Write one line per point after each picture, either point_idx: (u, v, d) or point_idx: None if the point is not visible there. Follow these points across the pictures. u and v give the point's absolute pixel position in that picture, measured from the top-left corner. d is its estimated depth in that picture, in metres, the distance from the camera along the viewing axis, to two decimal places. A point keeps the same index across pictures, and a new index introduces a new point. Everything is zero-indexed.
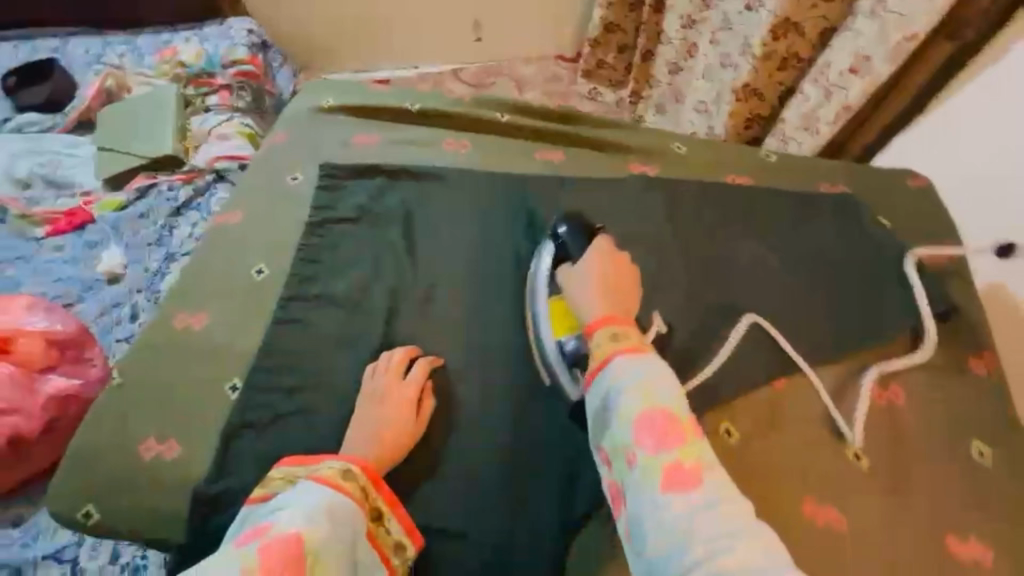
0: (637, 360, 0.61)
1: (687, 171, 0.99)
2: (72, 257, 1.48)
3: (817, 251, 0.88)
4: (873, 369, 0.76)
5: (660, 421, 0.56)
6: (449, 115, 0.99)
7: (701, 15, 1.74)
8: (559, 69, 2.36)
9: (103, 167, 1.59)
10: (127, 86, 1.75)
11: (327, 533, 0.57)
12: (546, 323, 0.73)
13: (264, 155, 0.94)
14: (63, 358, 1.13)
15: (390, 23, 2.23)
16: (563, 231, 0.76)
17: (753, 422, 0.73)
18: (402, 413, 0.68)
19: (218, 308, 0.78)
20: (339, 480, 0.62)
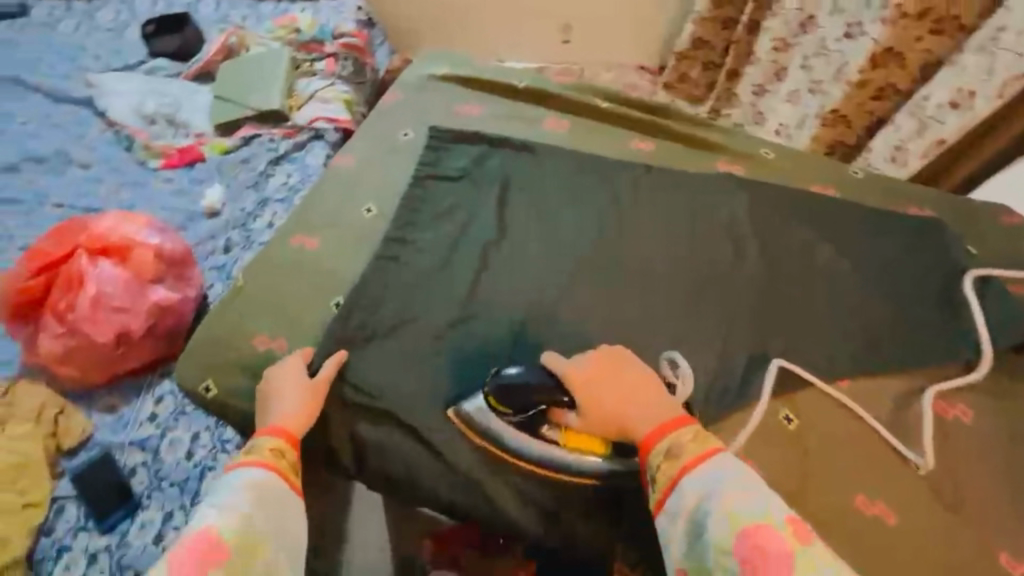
0: (698, 472, 0.65)
1: (772, 176, 1.05)
2: (179, 189, 1.62)
3: (877, 273, 0.93)
4: (932, 389, 0.82)
5: (756, 541, 0.59)
6: (552, 96, 1.09)
7: (796, 40, 1.73)
8: (639, 79, 2.38)
9: (218, 114, 1.74)
10: (247, 45, 1.92)
11: (236, 510, 0.62)
12: (579, 458, 0.74)
13: (382, 110, 1.07)
14: (169, 273, 1.26)
15: (489, 15, 2.33)
16: (509, 376, 0.75)
17: (814, 412, 0.80)
18: (297, 382, 0.76)
19: (332, 241, 0.91)
20: (244, 459, 0.68)
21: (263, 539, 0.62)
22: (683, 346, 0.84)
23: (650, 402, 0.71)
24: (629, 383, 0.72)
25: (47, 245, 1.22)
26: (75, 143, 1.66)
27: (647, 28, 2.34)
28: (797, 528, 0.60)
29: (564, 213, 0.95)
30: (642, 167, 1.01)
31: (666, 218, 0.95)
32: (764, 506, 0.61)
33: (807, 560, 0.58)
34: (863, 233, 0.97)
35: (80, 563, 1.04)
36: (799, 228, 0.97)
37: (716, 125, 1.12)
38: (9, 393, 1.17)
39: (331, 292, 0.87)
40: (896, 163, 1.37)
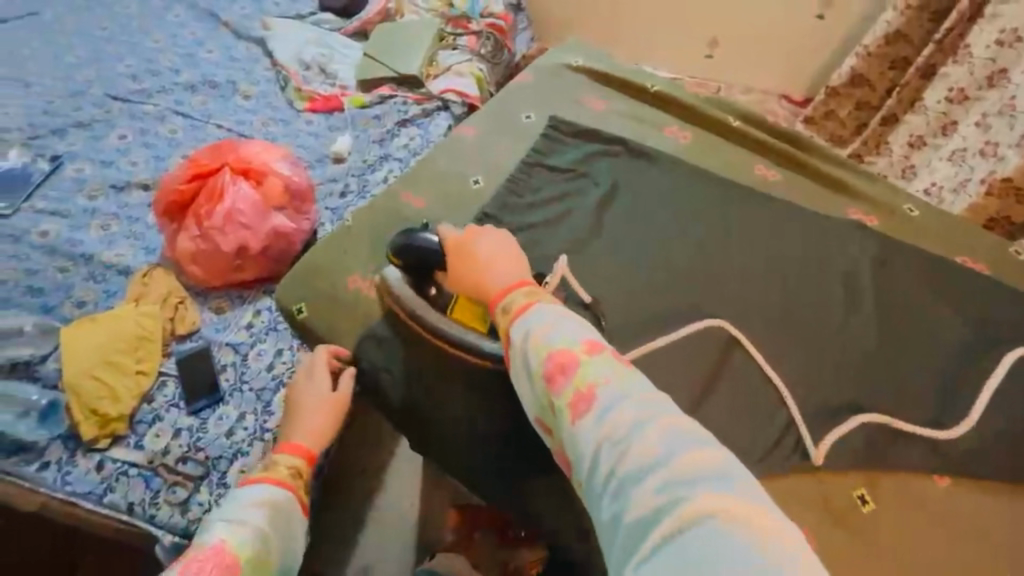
0: (523, 314, 0.67)
1: (910, 235, 0.94)
2: (316, 131, 1.78)
3: (1008, 374, 0.82)
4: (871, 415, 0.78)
5: (554, 360, 0.62)
6: (683, 106, 1.06)
7: (978, 94, 1.58)
8: (780, 108, 2.25)
9: (364, 71, 1.87)
10: (402, 12, 2.04)
11: (251, 526, 0.71)
12: (464, 330, 0.82)
13: (510, 90, 1.09)
14: (291, 204, 1.40)
15: (637, 18, 2.30)
16: (414, 240, 0.83)
17: (895, 499, 0.74)
18: (329, 405, 0.85)
19: (435, 204, 0.96)
20: (263, 477, 0.78)
21: (274, 552, 0.71)
22: (764, 393, 0.79)
23: (497, 272, 0.73)
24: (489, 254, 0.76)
25: (203, 157, 1.39)
26: (243, 75, 1.87)
27: (803, 55, 2.19)
28: (592, 343, 0.63)
29: (670, 229, 0.92)
30: (763, 200, 0.95)
31: (778, 255, 0.90)
32: (567, 333, 0.64)
33: (594, 371, 0.61)
34: (1005, 325, 0.86)
35: (167, 434, 1.19)
36: (924, 299, 0.87)
37: (857, 167, 1.02)
38: (148, 276, 1.37)
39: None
40: None
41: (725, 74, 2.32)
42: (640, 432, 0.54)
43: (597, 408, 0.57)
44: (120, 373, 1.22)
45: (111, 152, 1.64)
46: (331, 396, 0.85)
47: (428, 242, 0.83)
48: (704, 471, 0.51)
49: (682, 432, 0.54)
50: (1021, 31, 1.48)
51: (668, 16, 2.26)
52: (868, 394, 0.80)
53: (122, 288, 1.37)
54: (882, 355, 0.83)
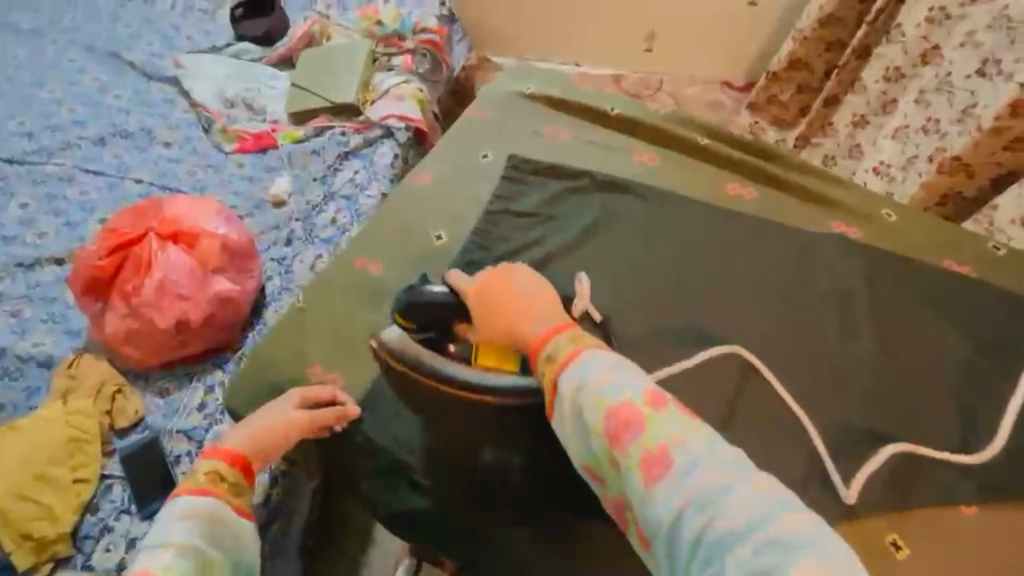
0: (572, 365, 0.67)
1: (890, 246, 0.94)
2: (249, 175, 1.64)
3: (991, 375, 0.85)
4: (899, 444, 0.79)
5: (618, 417, 0.62)
6: (646, 127, 1.00)
7: (915, 72, 1.61)
8: (722, 97, 2.27)
9: (294, 103, 1.74)
10: (328, 34, 1.91)
11: (184, 541, 0.61)
12: (496, 377, 0.79)
13: (460, 126, 1.01)
14: (232, 265, 1.27)
15: (572, 20, 2.26)
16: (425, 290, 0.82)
17: (929, 540, 0.74)
18: (291, 422, 0.77)
19: (396, 270, 0.90)
20: (195, 484, 0.67)
21: (216, 566, 0.62)
22: (768, 428, 0.78)
23: (530, 316, 0.72)
24: (516, 293, 0.75)
25: (124, 225, 1.25)
26: (159, 120, 1.70)
27: (739, 44, 2.21)
28: (654, 397, 0.63)
29: (653, 265, 0.88)
30: (735, 222, 0.93)
31: (760, 278, 0.88)
32: (624, 383, 0.64)
33: (661, 426, 0.61)
34: (976, 328, 0.88)
35: (120, 547, 1.05)
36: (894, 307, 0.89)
37: (829, 175, 1.00)
38: (75, 365, 1.21)
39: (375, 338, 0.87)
40: None
41: (666, 68, 2.32)
42: (723, 497, 0.55)
43: (672, 468, 0.58)
44: (52, 485, 1.06)
45: (11, 225, 1.45)
46: (298, 415, 0.78)
47: (444, 294, 0.81)
48: (799, 540, 0.52)
49: (766, 493, 0.55)
50: (949, 9, 1.50)
51: (604, 15, 2.23)
52: (867, 414, 0.80)
53: (45, 382, 1.21)
54: (873, 371, 0.83)
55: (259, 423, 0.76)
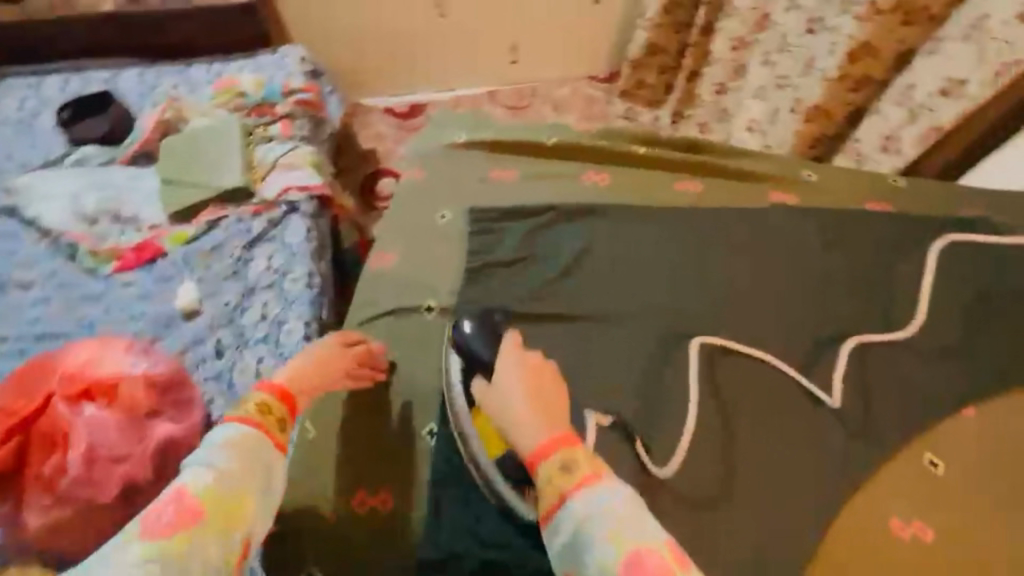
0: (592, 491, 0.66)
1: (823, 199, 1.12)
2: (143, 293, 1.45)
3: (916, 272, 1.01)
4: (853, 339, 0.94)
5: (636, 565, 0.61)
6: (585, 150, 1.18)
7: (753, 38, 1.79)
8: (593, 90, 2.37)
9: (172, 201, 1.56)
10: (184, 116, 1.72)
11: (222, 470, 0.72)
12: (478, 444, 0.86)
13: (413, 193, 1.15)
14: (165, 402, 1.10)
15: (435, 48, 2.26)
16: (469, 332, 0.90)
17: (954, 451, 0.86)
18: (335, 366, 0.89)
19: (401, 360, 0.99)
20: (242, 415, 0.78)
21: (244, 494, 0.71)
22: (766, 384, 0.90)
23: (550, 413, 0.75)
24: (548, 382, 0.80)
25: (10, 400, 1.05)
26: (10, 264, 1.47)
27: (595, 40, 2.33)
28: (681, 559, 0.62)
29: (626, 273, 1.00)
30: (676, 215, 1.06)
31: (715, 263, 1.01)
32: (653, 531, 0.64)
33: None
34: (902, 248, 1.03)
35: None
36: (821, 256, 1.02)
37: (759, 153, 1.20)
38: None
39: (420, 422, 0.95)
40: (889, 153, 1.41)
41: (535, 74, 2.38)
42: None
43: None
44: None
45: None
46: (341, 355, 0.91)
47: (484, 348, 0.88)
48: None
49: None
50: None
51: (464, 38, 2.24)
52: (832, 341, 0.94)
53: None
54: (828, 307, 0.97)
55: (302, 363, 0.87)
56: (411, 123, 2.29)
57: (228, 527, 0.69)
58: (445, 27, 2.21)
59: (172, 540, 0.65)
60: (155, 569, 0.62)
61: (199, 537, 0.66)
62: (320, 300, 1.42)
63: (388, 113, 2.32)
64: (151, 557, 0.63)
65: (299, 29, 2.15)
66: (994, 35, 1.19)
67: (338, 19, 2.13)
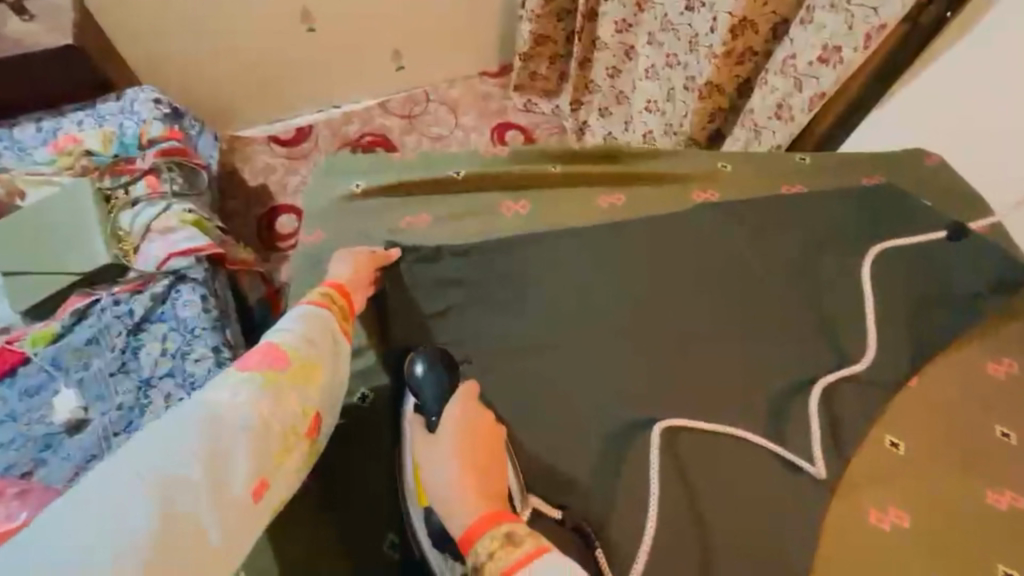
0: (540, 567, 0.61)
1: (736, 189, 1.16)
2: (9, 413, 1.23)
3: (826, 247, 1.06)
4: (820, 386, 0.91)
5: None
6: (500, 176, 1.13)
7: (636, 19, 1.78)
8: (487, 87, 2.28)
9: (22, 296, 1.32)
10: (19, 190, 1.46)
11: (300, 333, 0.79)
12: (415, 491, 0.80)
13: (320, 255, 1.04)
14: None
15: (309, 64, 2.06)
16: (422, 376, 0.81)
17: (909, 424, 0.91)
18: (364, 274, 0.96)
19: (344, 465, 0.92)
20: (316, 297, 0.86)
21: (317, 363, 0.78)
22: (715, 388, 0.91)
23: (488, 477, 0.70)
24: (493, 443, 0.75)
25: None
26: None
27: (481, 34, 2.20)
28: None
29: (565, 304, 0.98)
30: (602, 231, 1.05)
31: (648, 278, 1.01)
32: None
33: None
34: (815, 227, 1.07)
35: None
36: (739, 249, 1.05)
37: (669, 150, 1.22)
38: None
39: (381, 533, 0.88)
40: (783, 120, 1.40)
41: (424, 77, 2.24)
42: None
43: None
44: None
45: None
46: (372, 264, 0.97)
47: (433, 397, 0.80)
48: None
49: None
50: None
51: (340, 49, 2.06)
52: (768, 330, 0.97)
53: None
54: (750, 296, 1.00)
55: (344, 268, 0.95)
56: (298, 150, 2.09)
57: (304, 381, 0.75)
58: (316, 39, 2.01)
59: (261, 375, 0.72)
60: (249, 389, 0.70)
61: (283, 380, 0.73)
62: None
63: (270, 143, 2.10)
64: (245, 381, 0.71)
65: (141, 65, 1.87)
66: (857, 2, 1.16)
67: (186, 47, 1.87)
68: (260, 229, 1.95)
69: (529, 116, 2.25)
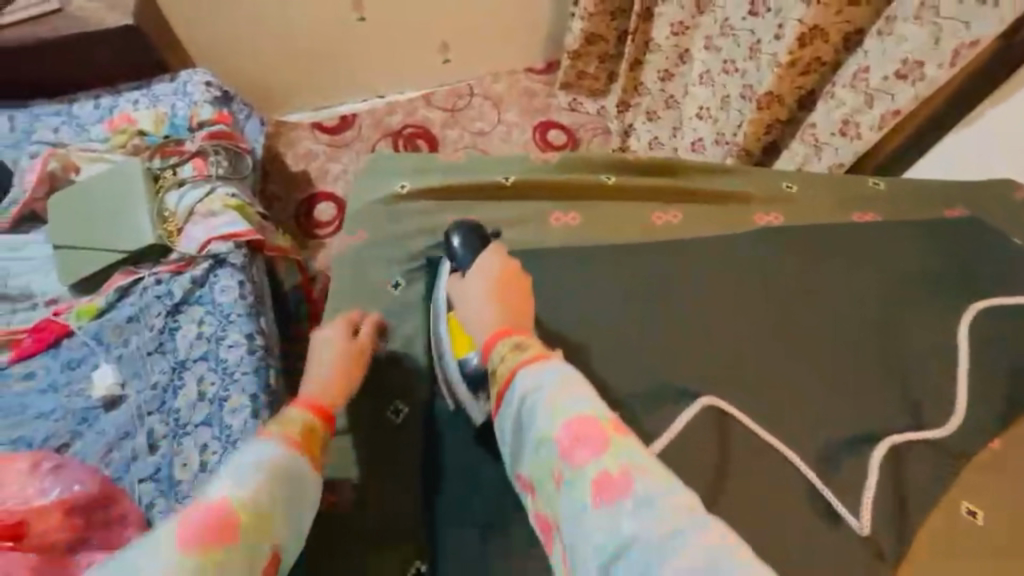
0: (539, 368, 0.67)
1: (792, 209, 1.10)
2: (50, 384, 1.26)
3: (896, 287, 0.98)
4: (886, 443, 0.82)
5: (575, 430, 0.61)
6: (546, 185, 1.09)
7: (694, 22, 1.70)
8: (533, 84, 2.23)
9: (70, 270, 1.36)
10: (74, 165, 1.50)
11: (260, 488, 0.62)
12: (448, 340, 0.90)
13: (355, 256, 1.04)
14: (92, 526, 0.95)
15: (356, 53, 2.05)
16: (456, 241, 0.89)
17: (987, 493, 0.80)
18: (348, 360, 0.84)
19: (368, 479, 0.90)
20: (286, 426, 0.70)
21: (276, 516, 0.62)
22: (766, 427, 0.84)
23: (509, 306, 0.77)
24: (515, 280, 0.80)
25: None
26: None
27: (528, 31, 2.16)
28: (618, 424, 0.62)
29: (605, 319, 0.93)
30: (651, 248, 1.01)
31: (700, 304, 0.95)
32: (592, 402, 0.63)
33: (626, 449, 0.59)
34: (876, 256, 1.01)
35: None
36: (797, 277, 0.98)
37: (724, 164, 1.16)
38: None
39: (407, 558, 0.85)
40: (847, 137, 1.32)
41: (470, 71, 2.21)
42: None
43: (626, 492, 0.55)
44: None
45: None
46: (352, 349, 0.86)
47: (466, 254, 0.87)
48: None
49: None
50: None
51: (388, 39, 2.04)
52: (826, 365, 0.90)
53: None
54: (809, 328, 0.93)
55: (326, 359, 0.83)
56: (341, 139, 2.09)
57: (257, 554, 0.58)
58: (365, 29, 2.00)
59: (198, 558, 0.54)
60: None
61: (227, 557, 0.56)
62: (265, 366, 1.26)
63: (314, 130, 2.11)
64: None
65: (196, 47, 1.90)
66: (946, 13, 1.06)
67: (238, 31, 1.89)
68: (299, 216, 1.96)
69: (574, 116, 2.20)
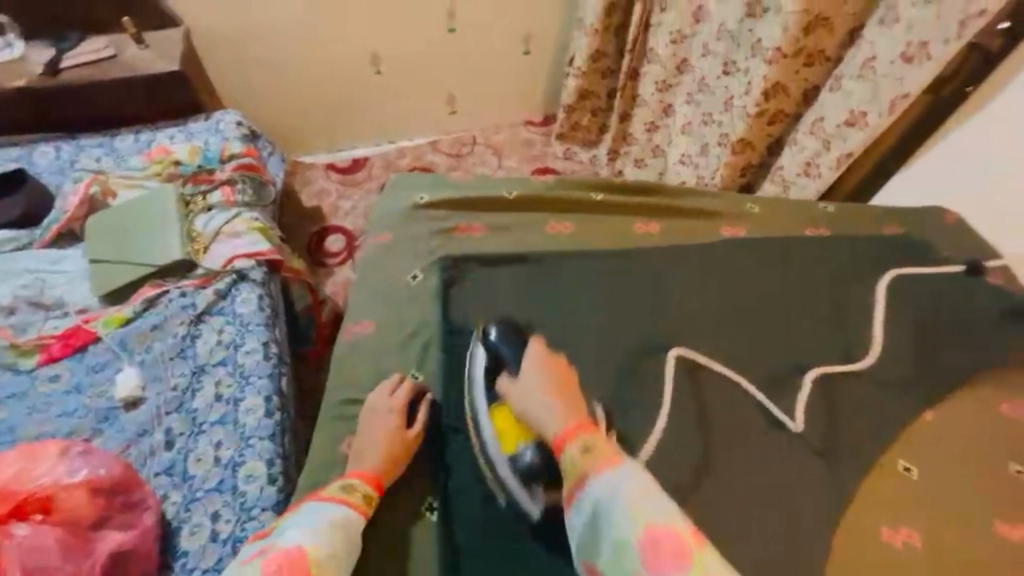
0: (609, 476, 0.73)
1: (758, 229, 1.25)
2: (73, 386, 1.34)
3: (845, 301, 1.14)
4: (816, 370, 1.04)
5: (655, 543, 0.66)
6: (544, 201, 1.25)
7: (676, 80, 1.91)
8: (531, 134, 2.45)
9: (102, 281, 1.47)
10: (111, 190, 1.64)
11: (323, 546, 0.79)
12: (493, 437, 0.92)
13: (378, 256, 1.18)
14: (112, 506, 1.02)
15: (372, 104, 2.27)
16: (496, 335, 0.98)
17: (922, 455, 0.97)
18: (402, 443, 0.94)
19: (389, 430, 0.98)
20: (346, 494, 0.88)
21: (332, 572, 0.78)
22: (725, 416, 0.98)
23: (569, 408, 0.83)
24: (562, 379, 0.87)
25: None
26: None
27: (527, 89, 2.40)
28: (695, 534, 0.66)
29: (593, 313, 1.08)
30: (636, 256, 1.16)
31: (678, 307, 1.10)
32: (669, 513, 0.68)
33: (707, 563, 0.63)
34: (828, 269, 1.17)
35: None
36: (758, 289, 1.14)
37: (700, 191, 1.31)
38: None
39: (420, 498, 0.95)
40: (810, 177, 1.49)
41: (474, 122, 2.43)
42: None
43: None
44: None
45: None
46: (409, 431, 0.96)
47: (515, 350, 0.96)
48: None
49: None
50: (682, 31, 1.79)
51: (401, 93, 2.27)
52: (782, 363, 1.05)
53: None
54: (769, 332, 1.09)
55: (385, 430, 0.94)
56: (354, 178, 2.27)
57: None
58: (381, 83, 2.22)
59: None
60: None
61: None
62: (278, 372, 1.35)
63: (329, 170, 2.29)
64: None
65: (228, 94, 2.11)
66: (882, 72, 1.25)
67: (266, 81, 2.10)
68: (311, 245, 2.10)
69: (569, 163, 2.39)
